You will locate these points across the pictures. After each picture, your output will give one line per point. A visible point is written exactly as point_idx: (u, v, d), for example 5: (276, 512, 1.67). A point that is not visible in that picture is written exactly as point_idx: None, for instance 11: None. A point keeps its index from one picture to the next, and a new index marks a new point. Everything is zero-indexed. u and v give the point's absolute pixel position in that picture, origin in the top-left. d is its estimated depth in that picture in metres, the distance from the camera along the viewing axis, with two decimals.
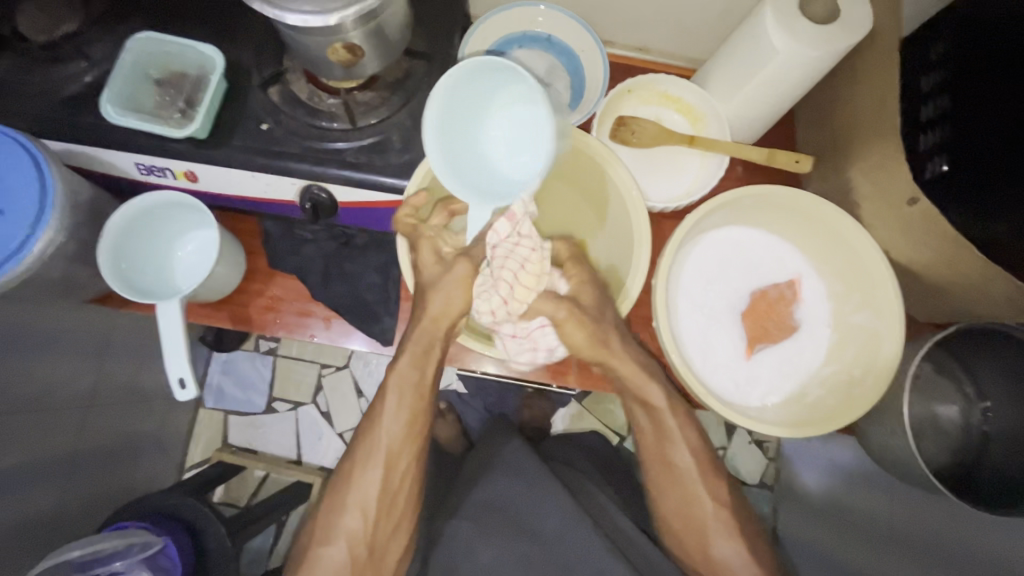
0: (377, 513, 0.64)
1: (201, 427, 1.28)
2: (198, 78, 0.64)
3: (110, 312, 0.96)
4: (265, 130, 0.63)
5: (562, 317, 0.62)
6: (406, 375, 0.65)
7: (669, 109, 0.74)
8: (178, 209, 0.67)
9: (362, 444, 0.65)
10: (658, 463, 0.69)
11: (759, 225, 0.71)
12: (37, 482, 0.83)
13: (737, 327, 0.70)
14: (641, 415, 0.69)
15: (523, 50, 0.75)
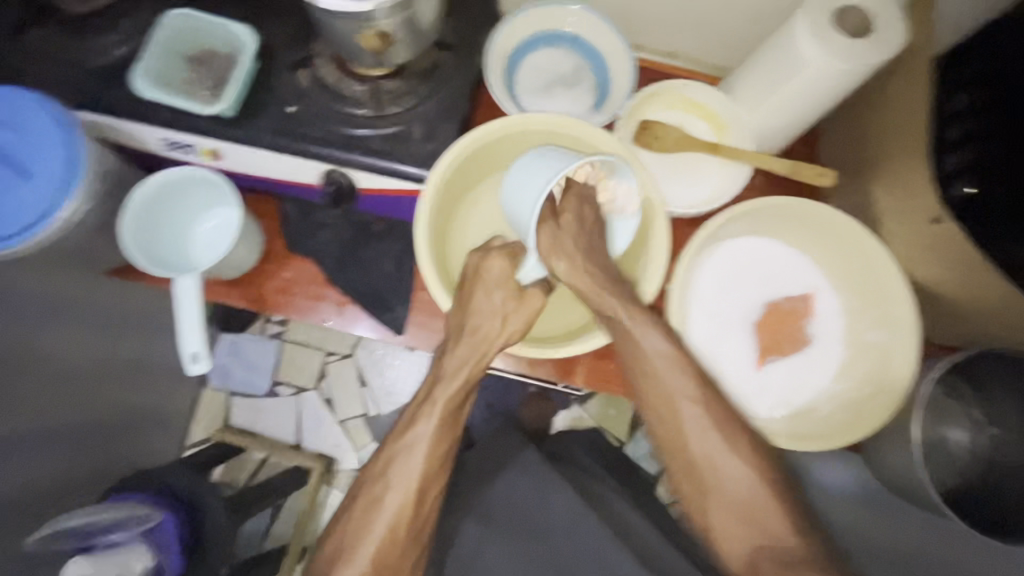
0: (405, 537, 0.58)
1: (205, 406, 1.28)
2: (228, 58, 0.64)
3: (123, 285, 0.97)
4: (292, 112, 0.63)
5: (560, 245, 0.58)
6: (451, 398, 0.60)
7: (693, 116, 0.74)
8: (206, 188, 0.68)
9: (386, 468, 0.59)
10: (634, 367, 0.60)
11: (778, 237, 0.71)
12: (41, 446, 0.84)
13: (750, 337, 0.69)
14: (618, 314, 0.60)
15: (551, 49, 0.75)
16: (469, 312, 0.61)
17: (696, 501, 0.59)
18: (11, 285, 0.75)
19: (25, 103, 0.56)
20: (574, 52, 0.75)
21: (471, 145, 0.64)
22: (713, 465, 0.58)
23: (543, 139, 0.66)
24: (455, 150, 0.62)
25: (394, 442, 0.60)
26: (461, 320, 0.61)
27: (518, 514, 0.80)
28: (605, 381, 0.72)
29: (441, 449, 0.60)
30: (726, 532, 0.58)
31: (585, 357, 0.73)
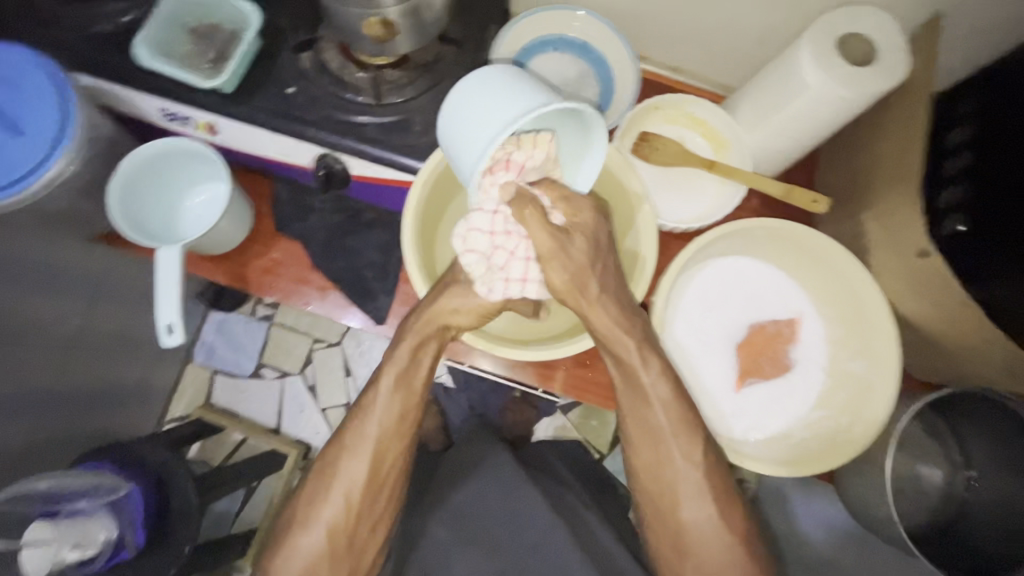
0: (359, 504, 0.61)
1: (187, 382, 1.28)
2: (233, 33, 0.63)
3: (114, 255, 0.97)
4: (291, 93, 0.63)
5: (547, 252, 0.55)
6: (405, 365, 0.62)
7: (694, 131, 0.74)
8: (200, 162, 0.68)
9: (350, 432, 0.62)
10: (637, 430, 0.61)
11: (768, 260, 0.70)
12: (14, 405, 0.84)
13: (731, 358, 0.69)
14: (614, 373, 0.62)
15: (557, 53, 0.75)
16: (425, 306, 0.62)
17: (672, 562, 0.62)
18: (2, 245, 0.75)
19: (21, 60, 0.56)
20: (580, 58, 0.75)
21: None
22: (699, 534, 0.61)
23: None
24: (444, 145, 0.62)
25: (357, 415, 0.63)
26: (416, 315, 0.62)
27: (488, 517, 0.80)
28: (583, 390, 0.72)
29: (400, 418, 0.62)
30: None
31: (565, 363, 0.72)
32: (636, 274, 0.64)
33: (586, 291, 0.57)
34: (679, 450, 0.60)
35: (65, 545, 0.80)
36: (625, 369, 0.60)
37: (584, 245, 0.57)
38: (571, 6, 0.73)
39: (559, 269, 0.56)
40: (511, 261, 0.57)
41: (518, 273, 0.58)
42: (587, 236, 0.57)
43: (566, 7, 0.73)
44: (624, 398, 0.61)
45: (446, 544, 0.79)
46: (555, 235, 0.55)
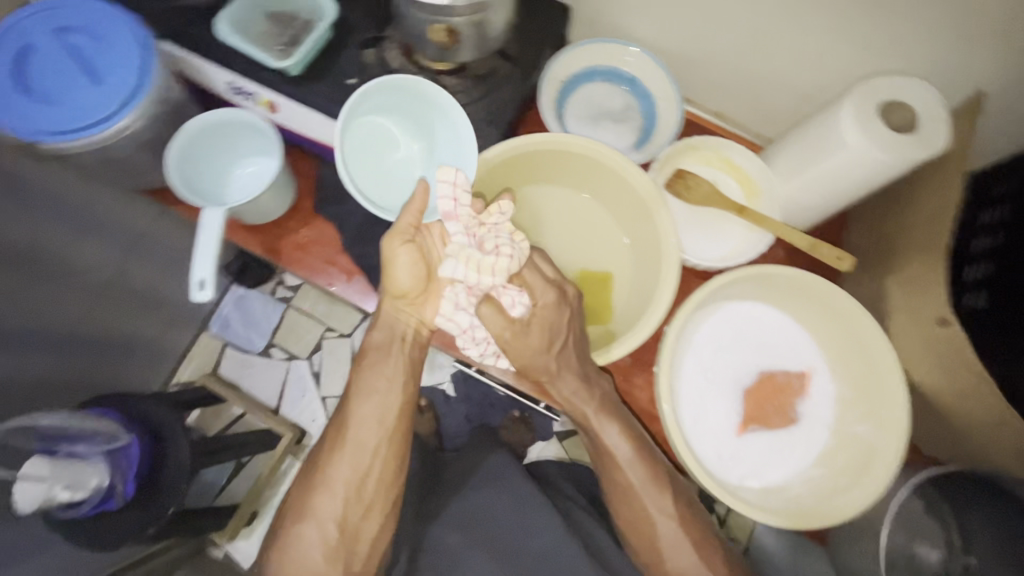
0: (349, 494, 0.66)
1: (198, 350, 1.30)
2: (307, 22, 0.67)
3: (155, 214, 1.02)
4: (351, 84, 0.67)
5: (506, 338, 0.60)
6: (382, 367, 0.68)
7: (728, 176, 0.76)
8: (252, 132, 0.71)
9: (334, 431, 0.68)
10: (615, 492, 0.67)
11: (784, 311, 0.71)
12: (35, 338, 0.89)
13: (736, 402, 0.68)
14: (586, 438, 0.69)
15: (606, 83, 0.79)
16: (385, 312, 0.69)
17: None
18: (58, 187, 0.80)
19: (116, 20, 0.60)
20: (627, 92, 0.79)
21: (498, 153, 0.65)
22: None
23: (565, 161, 0.69)
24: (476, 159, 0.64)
25: (347, 415, 0.68)
26: (380, 318, 0.69)
27: (467, 526, 0.79)
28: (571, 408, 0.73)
29: (386, 417, 0.68)
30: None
31: None
32: (650, 305, 0.64)
33: (551, 372, 0.65)
34: (652, 504, 0.65)
35: (58, 484, 0.83)
36: (591, 434, 0.67)
37: (541, 324, 0.62)
38: (626, 41, 0.76)
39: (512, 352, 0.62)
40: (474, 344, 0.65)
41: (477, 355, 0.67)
42: (546, 323, 0.62)
43: (621, 42, 0.76)
44: (598, 460, 0.68)
45: (427, 543, 0.79)
46: (511, 325, 0.59)
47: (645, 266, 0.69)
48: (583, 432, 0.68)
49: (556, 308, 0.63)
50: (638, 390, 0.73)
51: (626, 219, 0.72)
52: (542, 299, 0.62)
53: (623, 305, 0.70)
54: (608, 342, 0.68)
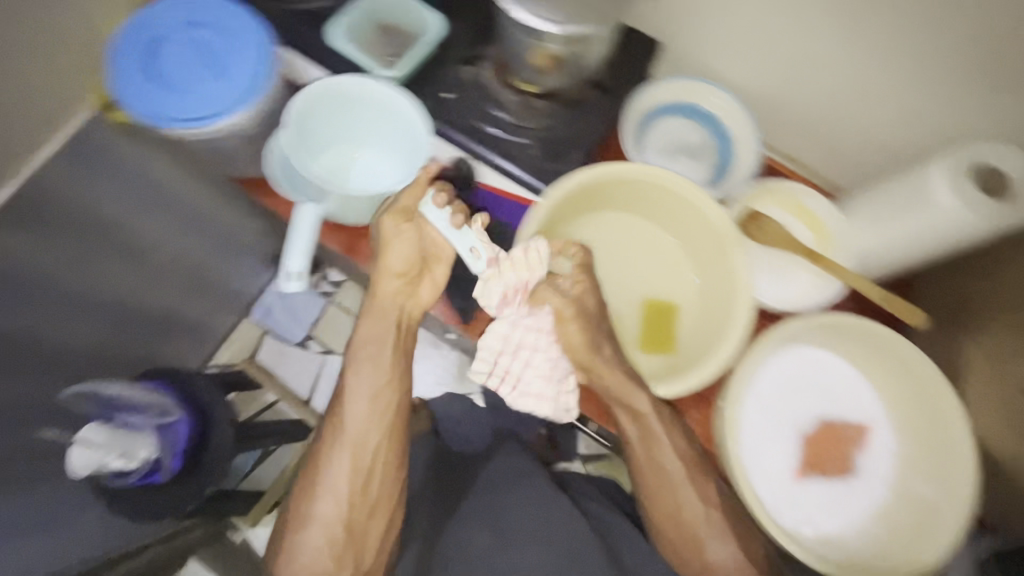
0: (356, 492, 0.70)
1: (237, 334, 1.32)
2: (413, 35, 0.71)
3: (224, 200, 1.07)
4: (447, 98, 0.70)
5: (566, 313, 0.67)
6: (375, 358, 0.71)
7: (798, 221, 0.76)
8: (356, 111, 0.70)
9: (332, 430, 0.71)
10: (661, 501, 0.67)
11: (848, 361, 0.70)
12: None
13: (795, 448, 0.68)
14: (626, 424, 0.67)
15: (689, 120, 0.80)
16: (376, 302, 0.71)
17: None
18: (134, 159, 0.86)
19: (238, 16, 0.63)
20: (704, 130, 0.80)
21: (582, 181, 0.66)
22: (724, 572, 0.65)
23: (641, 190, 0.70)
24: (567, 182, 0.65)
25: (341, 413, 0.71)
26: (371, 307, 0.71)
27: (501, 539, 0.79)
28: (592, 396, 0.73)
29: (380, 412, 0.71)
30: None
31: None
32: (720, 341, 0.64)
33: (603, 354, 0.66)
34: (707, 520, 0.65)
35: (111, 452, 0.87)
36: (637, 422, 0.66)
37: (584, 306, 0.67)
38: (713, 83, 0.78)
39: (573, 335, 0.66)
40: (536, 377, 0.69)
41: (547, 392, 0.69)
42: (582, 308, 0.67)
43: (708, 84, 0.78)
44: (635, 462, 0.67)
45: (459, 550, 0.79)
46: (559, 304, 0.67)
47: (715, 304, 0.69)
48: (621, 414, 0.67)
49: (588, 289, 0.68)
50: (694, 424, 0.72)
51: (697, 251, 0.72)
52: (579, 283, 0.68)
53: (689, 338, 0.71)
54: (678, 372, 0.67)
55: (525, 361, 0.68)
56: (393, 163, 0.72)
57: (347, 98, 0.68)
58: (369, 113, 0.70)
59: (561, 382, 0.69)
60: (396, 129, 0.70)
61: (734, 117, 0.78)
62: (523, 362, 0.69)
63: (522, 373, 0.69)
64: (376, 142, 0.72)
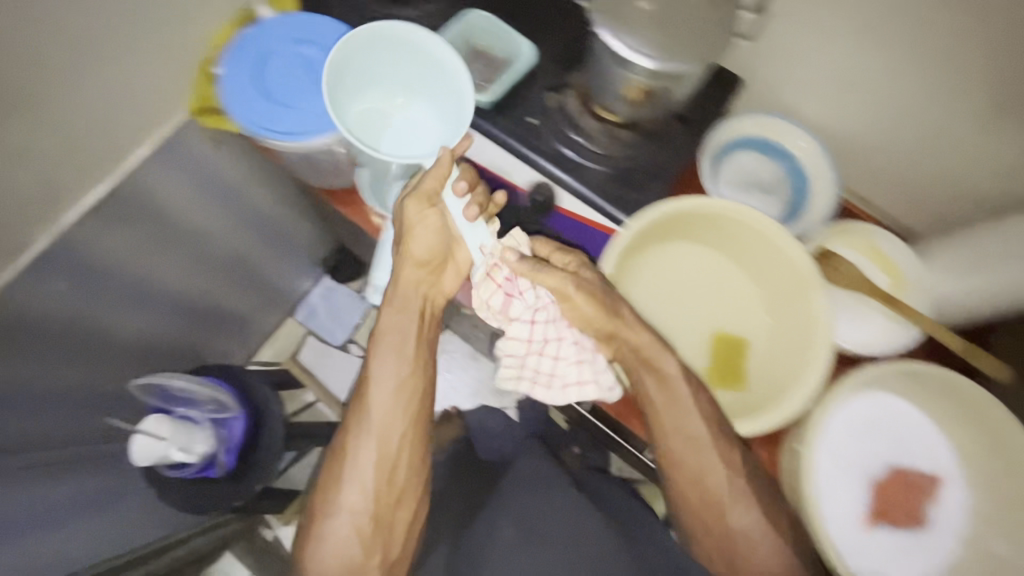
0: (384, 482, 0.68)
1: (283, 333, 1.40)
2: (504, 62, 0.72)
3: (284, 203, 1.11)
4: (533, 123, 0.72)
5: (569, 290, 0.64)
6: (395, 343, 0.68)
7: (873, 264, 0.75)
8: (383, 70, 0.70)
9: (357, 418, 0.69)
10: (721, 536, 0.66)
11: (922, 410, 0.69)
12: (153, 298, 0.99)
13: (864, 495, 0.67)
14: (653, 387, 0.66)
15: (768, 159, 0.80)
16: (399, 290, 0.68)
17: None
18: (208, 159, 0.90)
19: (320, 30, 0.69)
20: (784, 170, 0.80)
21: (662, 214, 0.67)
22: (746, 539, 0.64)
23: (720, 225, 0.70)
24: (652, 212, 0.66)
25: (366, 400, 0.68)
26: (396, 296, 0.68)
27: None
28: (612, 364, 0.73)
29: (407, 399, 0.68)
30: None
31: None
32: (798, 381, 0.64)
33: (624, 316, 0.66)
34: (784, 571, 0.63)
35: (174, 445, 0.88)
36: (663, 385, 0.66)
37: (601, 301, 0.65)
38: (802, 127, 0.78)
39: (579, 307, 0.65)
40: (569, 366, 0.68)
41: (586, 378, 0.68)
42: (594, 298, 0.64)
43: (797, 126, 0.78)
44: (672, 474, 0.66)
45: None
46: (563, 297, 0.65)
47: (790, 344, 0.69)
48: (645, 375, 0.66)
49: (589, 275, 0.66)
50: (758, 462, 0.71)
51: (770, 289, 0.72)
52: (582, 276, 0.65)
53: (761, 377, 0.70)
54: (753, 413, 0.66)
55: (553, 351, 0.68)
56: (434, 119, 0.72)
57: (373, 49, 0.67)
58: (395, 58, 0.69)
59: (595, 368, 0.68)
60: (447, 99, 0.69)
61: (816, 162, 0.78)
62: (548, 354, 0.68)
63: (550, 366, 0.68)
64: (415, 95, 0.72)
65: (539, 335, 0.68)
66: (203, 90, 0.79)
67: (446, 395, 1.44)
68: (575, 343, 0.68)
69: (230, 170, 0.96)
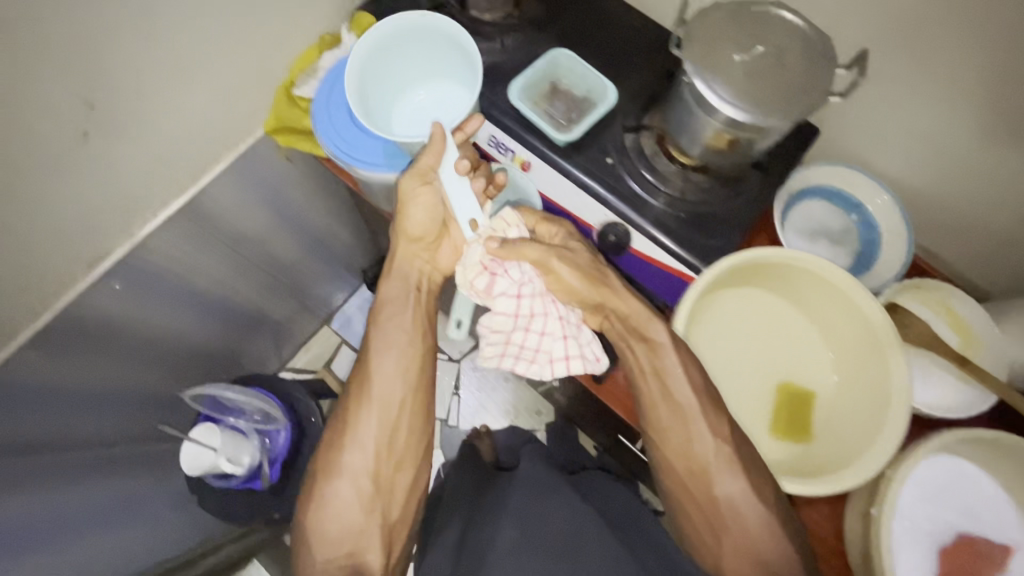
0: (383, 446, 0.70)
1: (316, 340, 1.39)
2: (583, 100, 0.73)
3: (334, 217, 1.13)
4: (609, 162, 0.72)
5: (551, 259, 0.67)
6: (396, 313, 0.73)
7: (941, 318, 0.73)
8: (399, 66, 0.74)
9: (359, 384, 0.72)
10: (734, 547, 0.63)
11: (995, 477, 0.67)
12: (206, 304, 1.01)
13: (931, 560, 0.65)
14: (640, 353, 0.68)
15: (836, 211, 0.80)
16: (397, 264, 0.75)
17: (715, 548, 0.65)
18: (270, 176, 0.91)
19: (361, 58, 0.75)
20: (853, 223, 0.80)
21: (738, 263, 0.67)
22: (732, 507, 0.64)
23: (792, 276, 0.70)
24: (728, 262, 0.66)
25: (368, 367, 0.72)
26: (394, 270, 0.75)
27: None
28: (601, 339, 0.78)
29: (409, 367, 0.72)
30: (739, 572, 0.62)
31: None
32: (874, 443, 0.63)
33: (612, 286, 0.69)
34: None
35: (223, 455, 0.89)
36: (652, 352, 0.67)
37: (593, 277, 0.68)
38: (882, 185, 0.77)
39: (563, 278, 0.68)
40: (558, 343, 0.69)
41: (574, 353, 0.70)
42: (585, 272, 0.68)
43: (878, 184, 0.77)
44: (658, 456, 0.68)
45: None
46: (554, 273, 0.68)
47: (861, 403, 0.68)
48: (632, 342, 0.69)
49: (575, 254, 0.69)
50: (818, 518, 0.70)
51: (839, 344, 0.71)
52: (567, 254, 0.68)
53: (829, 434, 0.69)
54: (825, 471, 0.65)
55: (546, 330, 0.69)
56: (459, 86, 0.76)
57: (386, 46, 0.71)
58: (408, 49, 0.73)
59: (580, 345, 0.70)
60: (461, 65, 0.74)
61: (889, 221, 0.77)
62: (538, 329, 0.69)
63: (538, 342, 0.69)
64: (433, 80, 0.77)
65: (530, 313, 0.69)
66: (282, 112, 0.81)
67: (475, 415, 1.44)
68: (561, 319, 0.69)
69: (289, 185, 0.97)
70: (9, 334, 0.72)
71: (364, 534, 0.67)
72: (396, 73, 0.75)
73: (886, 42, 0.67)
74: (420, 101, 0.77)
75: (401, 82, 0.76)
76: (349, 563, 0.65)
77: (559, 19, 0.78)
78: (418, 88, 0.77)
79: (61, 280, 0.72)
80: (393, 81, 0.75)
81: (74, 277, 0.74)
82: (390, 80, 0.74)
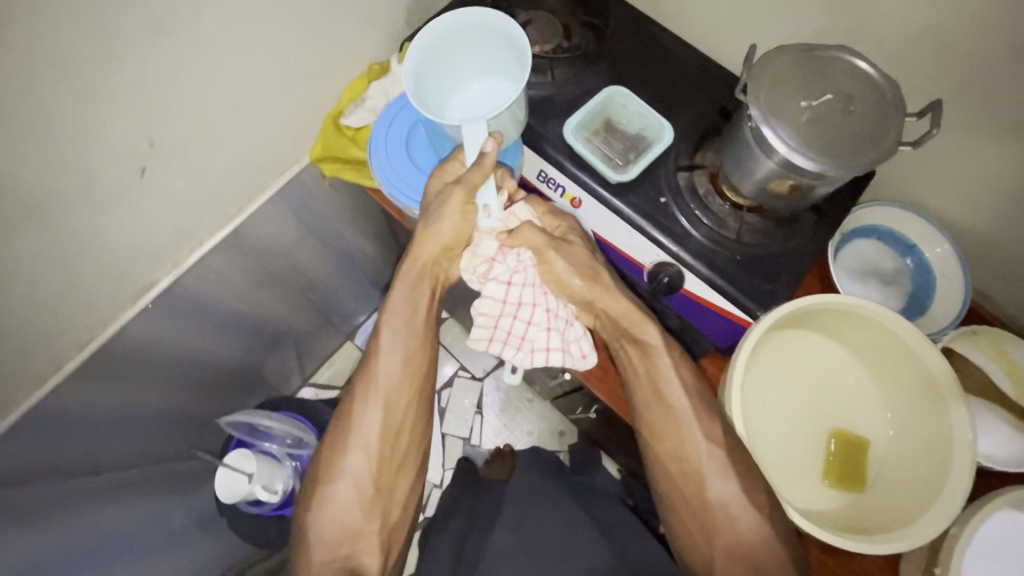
0: (383, 448, 0.70)
1: (339, 355, 1.34)
2: (637, 138, 0.72)
3: (367, 236, 1.12)
4: (662, 202, 0.71)
5: (548, 249, 0.69)
6: (402, 311, 0.72)
7: (997, 366, 0.69)
8: (446, 67, 0.70)
9: (362, 383, 0.71)
10: (726, 557, 0.65)
11: None
12: (239, 325, 1.00)
13: None
14: (633, 356, 0.71)
15: (894, 255, 0.79)
16: (413, 260, 0.72)
17: (706, 553, 0.67)
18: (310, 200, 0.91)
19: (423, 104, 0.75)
20: (909, 268, 0.78)
21: (795, 308, 0.66)
22: (724, 510, 0.66)
23: (842, 318, 0.69)
24: (783, 310, 0.65)
25: (372, 366, 0.72)
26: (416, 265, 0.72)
27: None
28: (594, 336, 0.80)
29: (412, 368, 0.72)
30: (728, 572, 0.65)
31: (814, 544, 0.69)
32: (936, 501, 0.61)
33: (604, 283, 0.70)
34: None
35: (258, 482, 0.88)
36: (645, 354, 0.70)
37: (591, 274, 0.70)
38: (945, 234, 0.75)
39: (557, 269, 0.69)
40: (542, 335, 0.71)
41: (553, 346, 0.71)
42: (589, 275, 0.69)
43: (941, 233, 0.75)
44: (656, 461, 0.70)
45: None
46: (556, 274, 0.70)
47: (917, 454, 0.67)
48: (625, 344, 0.72)
49: (579, 249, 0.70)
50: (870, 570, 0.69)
51: (891, 390, 0.70)
52: (569, 248, 0.70)
53: (884, 485, 0.68)
54: (888, 530, 0.64)
55: (532, 320, 0.71)
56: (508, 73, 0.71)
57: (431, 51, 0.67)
58: (452, 48, 0.69)
59: (564, 339, 0.72)
60: (494, 50, 0.69)
61: (948, 270, 0.75)
62: (524, 318, 0.71)
63: (523, 331, 0.71)
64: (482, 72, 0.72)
65: (518, 302, 0.70)
66: (328, 141, 0.81)
67: (499, 434, 1.41)
68: (547, 311, 0.71)
69: (325, 206, 0.96)
70: (58, 363, 0.72)
71: (363, 534, 0.68)
72: (443, 74, 0.70)
73: (950, 88, 0.65)
74: (472, 97, 0.72)
75: (449, 83, 0.71)
76: (347, 564, 0.66)
77: (610, 53, 0.77)
78: (468, 84, 0.73)
79: (108, 308, 0.73)
80: (442, 83, 0.71)
81: (120, 306, 0.75)
82: (438, 83, 0.70)
